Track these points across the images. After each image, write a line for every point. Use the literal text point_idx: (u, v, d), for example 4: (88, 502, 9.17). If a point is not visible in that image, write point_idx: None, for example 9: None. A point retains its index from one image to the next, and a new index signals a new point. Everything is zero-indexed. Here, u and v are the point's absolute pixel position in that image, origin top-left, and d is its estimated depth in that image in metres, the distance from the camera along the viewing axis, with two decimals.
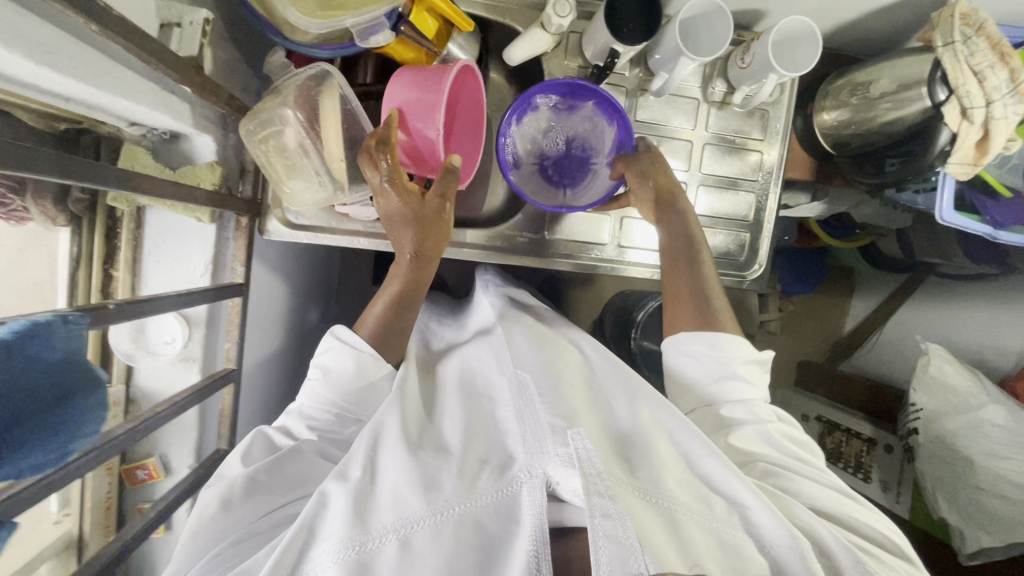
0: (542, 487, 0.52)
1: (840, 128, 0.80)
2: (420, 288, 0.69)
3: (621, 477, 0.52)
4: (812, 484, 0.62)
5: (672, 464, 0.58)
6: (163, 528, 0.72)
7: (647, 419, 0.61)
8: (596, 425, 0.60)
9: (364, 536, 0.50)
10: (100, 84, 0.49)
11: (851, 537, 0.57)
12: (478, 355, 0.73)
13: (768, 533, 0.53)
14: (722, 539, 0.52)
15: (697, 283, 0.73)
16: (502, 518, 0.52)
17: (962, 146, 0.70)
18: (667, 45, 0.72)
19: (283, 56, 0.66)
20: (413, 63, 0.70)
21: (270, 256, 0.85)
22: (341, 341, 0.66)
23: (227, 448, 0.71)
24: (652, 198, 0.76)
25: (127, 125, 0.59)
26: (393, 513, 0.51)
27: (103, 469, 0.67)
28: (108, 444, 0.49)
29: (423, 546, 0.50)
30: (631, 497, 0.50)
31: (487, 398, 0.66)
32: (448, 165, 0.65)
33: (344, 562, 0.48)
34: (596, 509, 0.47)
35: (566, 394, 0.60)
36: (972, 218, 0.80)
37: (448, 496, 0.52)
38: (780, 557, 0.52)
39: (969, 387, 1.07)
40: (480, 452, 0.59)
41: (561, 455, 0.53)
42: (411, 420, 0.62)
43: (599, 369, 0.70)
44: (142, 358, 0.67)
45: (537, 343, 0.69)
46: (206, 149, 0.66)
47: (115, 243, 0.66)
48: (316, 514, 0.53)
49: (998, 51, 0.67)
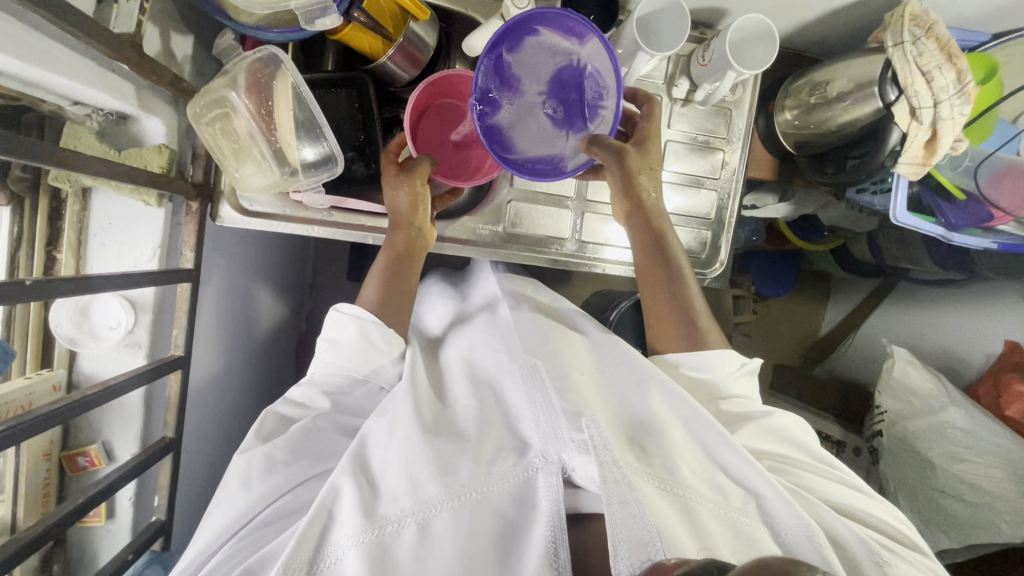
0: (558, 474, 0.55)
1: (800, 128, 0.80)
2: (404, 268, 0.71)
3: (636, 466, 0.55)
4: (823, 480, 0.66)
5: (687, 451, 0.61)
6: (103, 516, 0.71)
7: (660, 407, 0.63)
8: (609, 413, 0.63)
9: (381, 521, 0.53)
10: (33, 58, 0.48)
11: (870, 532, 0.61)
12: (485, 339, 0.71)
13: (783, 521, 0.57)
14: (737, 527, 0.56)
15: (677, 292, 0.74)
16: (519, 504, 0.55)
17: (912, 147, 0.72)
18: (625, 39, 0.73)
19: (233, 39, 0.67)
20: (368, 50, 0.69)
21: (231, 244, 0.84)
22: (347, 314, 0.65)
23: (174, 436, 0.70)
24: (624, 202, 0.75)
25: (70, 104, 0.58)
26: (411, 498, 0.54)
27: (40, 455, 0.67)
28: (35, 420, 0.49)
29: (441, 529, 0.52)
30: (647, 485, 0.54)
31: (500, 383, 0.67)
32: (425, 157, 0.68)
33: (364, 545, 0.51)
34: (613, 496, 0.49)
35: (577, 384, 0.63)
36: (927, 219, 0.81)
37: (465, 481, 0.55)
38: (795, 546, 0.56)
39: (930, 391, 1.07)
40: (495, 437, 0.61)
41: (576, 442, 0.55)
42: (427, 406, 0.64)
43: (608, 355, 0.71)
44: (85, 343, 0.66)
45: (543, 331, 0.72)
46: (155, 132, 0.65)
47: (58, 224, 0.65)
48: (332, 499, 0.55)
49: (946, 52, 0.69)
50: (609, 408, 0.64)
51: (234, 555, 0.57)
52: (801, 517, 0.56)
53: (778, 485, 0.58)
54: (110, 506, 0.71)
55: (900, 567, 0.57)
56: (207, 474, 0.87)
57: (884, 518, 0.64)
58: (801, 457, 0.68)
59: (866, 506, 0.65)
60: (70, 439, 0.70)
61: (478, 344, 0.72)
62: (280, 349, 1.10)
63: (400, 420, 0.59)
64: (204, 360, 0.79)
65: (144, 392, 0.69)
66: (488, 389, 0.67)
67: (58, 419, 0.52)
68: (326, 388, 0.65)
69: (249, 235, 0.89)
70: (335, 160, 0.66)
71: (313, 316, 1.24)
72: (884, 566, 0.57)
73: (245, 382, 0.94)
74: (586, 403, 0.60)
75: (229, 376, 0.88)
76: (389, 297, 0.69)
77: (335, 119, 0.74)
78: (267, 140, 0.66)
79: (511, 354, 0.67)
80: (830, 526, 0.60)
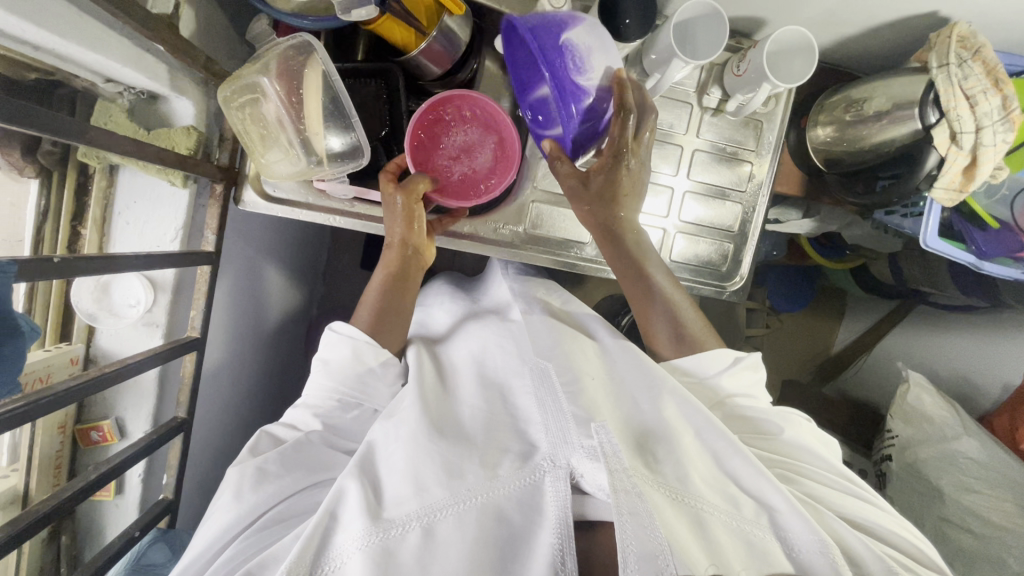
0: (566, 479, 0.55)
1: (832, 145, 0.78)
2: (404, 283, 0.70)
3: (645, 474, 0.54)
4: (844, 497, 0.65)
5: (699, 460, 0.60)
6: (112, 491, 0.71)
7: (672, 415, 0.62)
8: (619, 420, 0.62)
9: (386, 525, 0.52)
10: (70, 34, 0.48)
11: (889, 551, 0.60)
12: (499, 343, 0.71)
13: (796, 536, 0.56)
14: (749, 540, 0.55)
15: (667, 309, 0.74)
16: (525, 509, 0.55)
17: (949, 171, 0.70)
18: (662, 46, 0.72)
19: (267, 24, 0.67)
20: (401, 42, 0.69)
21: (251, 228, 0.84)
22: (341, 335, 0.65)
23: (186, 417, 0.70)
24: (602, 228, 0.72)
25: (103, 81, 0.58)
26: (417, 502, 0.54)
27: (55, 428, 0.67)
28: (56, 395, 0.49)
29: (446, 534, 0.52)
30: (658, 495, 0.53)
31: (510, 385, 0.67)
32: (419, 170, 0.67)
33: (369, 548, 0.51)
34: (623, 506, 0.48)
35: (588, 389, 0.62)
36: (957, 246, 0.79)
37: (471, 486, 0.55)
38: (808, 560, 0.55)
39: (945, 417, 1.05)
40: (502, 441, 0.60)
41: (586, 447, 0.55)
42: (434, 404, 0.64)
43: (620, 361, 0.71)
44: (105, 320, 0.67)
45: (555, 333, 0.71)
46: (184, 113, 0.65)
47: (84, 199, 0.65)
48: (337, 501, 0.55)
49: (992, 76, 0.67)
50: (618, 414, 0.63)
51: (234, 557, 0.57)
52: (815, 532, 0.55)
53: (793, 498, 0.57)
54: (119, 482, 0.71)
55: None
56: (215, 456, 0.87)
57: (895, 531, 0.63)
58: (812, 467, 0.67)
59: (879, 520, 0.63)
60: (84, 413, 0.70)
61: (491, 345, 0.71)
62: (292, 335, 1.10)
63: (408, 421, 0.59)
64: (216, 344, 0.79)
65: (159, 371, 0.70)
66: (496, 391, 0.67)
67: (74, 396, 0.52)
68: (341, 385, 0.65)
69: (268, 221, 0.89)
70: (359, 152, 0.65)
71: (325, 303, 1.24)
72: None
73: (256, 366, 0.95)
74: (597, 410, 0.59)
75: (241, 358, 0.89)
76: (385, 317, 0.68)
77: (364, 109, 0.74)
78: (296, 128, 0.65)
79: (523, 358, 0.67)
80: (842, 539, 0.59)
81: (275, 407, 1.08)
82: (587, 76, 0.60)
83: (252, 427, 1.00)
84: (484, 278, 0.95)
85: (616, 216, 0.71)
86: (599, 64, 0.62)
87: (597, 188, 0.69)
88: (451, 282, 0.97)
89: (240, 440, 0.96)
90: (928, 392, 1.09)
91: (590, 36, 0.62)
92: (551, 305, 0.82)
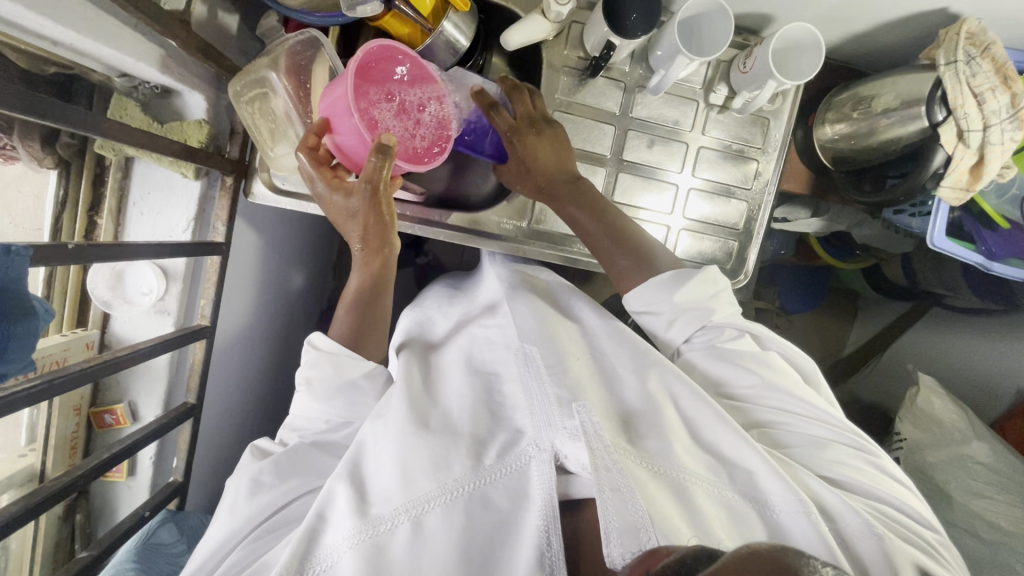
0: (551, 461, 0.56)
1: (841, 142, 0.77)
2: (381, 286, 0.69)
3: (626, 449, 0.56)
4: (829, 449, 0.63)
5: (681, 432, 0.62)
6: (125, 473, 0.74)
7: (655, 388, 0.65)
8: (603, 402, 0.64)
9: (375, 521, 0.54)
10: (88, 30, 0.50)
11: (878, 509, 0.59)
12: (486, 333, 0.74)
13: (777, 498, 0.56)
14: (731, 506, 0.56)
15: (641, 262, 0.73)
16: (512, 495, 0.57)
17: (956, 170, 0.70)
18: (666, 43, 0.72)
19: (276, 20, 0.69)
20: (407, 39, 0.70)
21: (262, 221, 0.86)
22: (320, 350, 0.66)
23: (196, 403, 0.73)
24: (536, 188, 0.76)
25: (119, 76, 0.60)
26: (404, 496, 0.56)
27: (71, 410, 0.70)
28: (70, 375, 0.51)
29: (434, 527, 0.54)
30: (638, 469, 0.55)
31: (498, 374, 0.69)
32: (381, 144, 0.58)
33: (359, 546, 0.53)
34: (606, 484, 0.50)
35: (572, 369, 0.66)
36: (965, 246, 0.78)
37: (457, 476, 0.57)
38: (788, 522, 0.54)
39: (955, 421, 1.03)
40: (485, 428, 0.63)
41: (569, 428, 0.57)
42: (419, 396, 0.66)
43: (603, 343, 0.73)
44: (119, 307, 0.69)
45: (541, 318, 0.73)
46: (196, 106, 0.67)
47: (100, 190, 0.68)
48: (326, 503, 0.58)
49: (1001, 74, 0.67)
50: (600, 397, 0.64)
51: (240, 562, 0.60)
52: (794, 491, 0.55)
53: (771, 459, 0.57)
54: (131, 463, 0.74)
55: (901, 543, 0.55)
56: (224, 442, 0.90)
57: (875, 485, 0.61)
58: (786, 417, 0.65)
59: (857, 475, 0.62)
60: (99, 397, 0.73)
61: (479, 338, 0.74)
62: (303, 327, 1.12)
63: (395, 418, 0.62)
64: (225, 334, 0.81)
65: (169, 358, 0.72)
66: (485, 379, 0.69)
67: (89, 378, 0.54)
68: (338, 372, 0.66)
69: (279, 214, 0.91)
70: None
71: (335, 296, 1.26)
72: (884, 539, 0.55)
73: (266, 356, 0.97)
74: (580, 390, 0.63)
75: (251, 348, 0.91)
76: (362, 326, 0.69)
77: None
78: (304, 121, 0.67)
79: (509, 345, 0.70)
80: (817, 495, 0.58)
81: (284, 396, 1.10)
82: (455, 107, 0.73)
83: (261, 416, 1.02)
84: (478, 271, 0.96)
85: (547, 176, 0.75)
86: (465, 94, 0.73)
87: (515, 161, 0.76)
88: (449, 284, 0.96)
89: (248, 428, 0.98)
90: (938, 395, 1.07)
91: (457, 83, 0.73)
92: (533, 280, 0.83)
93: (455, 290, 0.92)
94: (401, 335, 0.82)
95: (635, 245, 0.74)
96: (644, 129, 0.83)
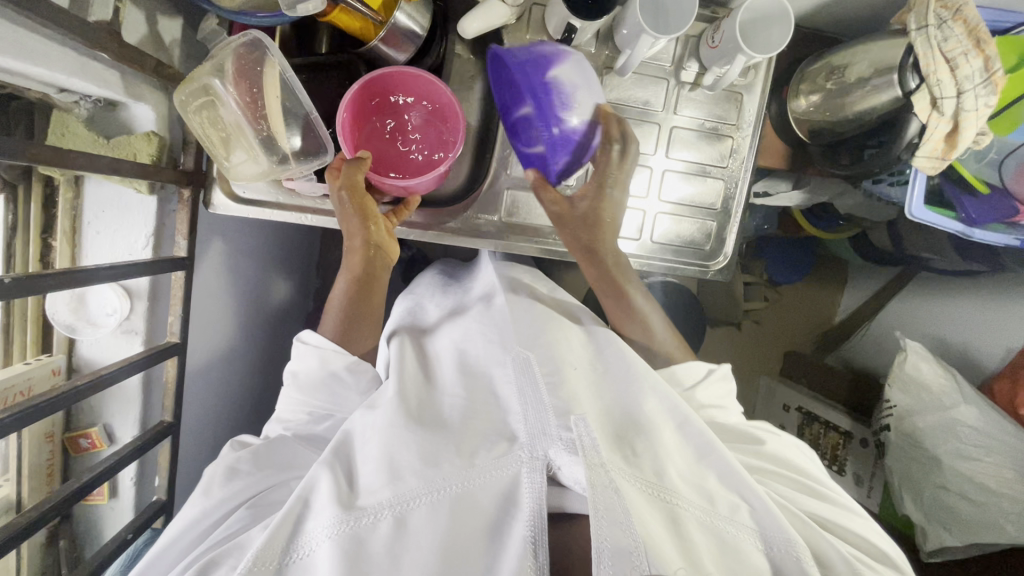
0: (543, 470, 0.56)
1: (816, 114, 0.75)
2: (369, 287, 0.71)
3: (622, 466, 0.56)
4: (813, 499, 0.65)
5: (677, 454, 0.61)
6: (106, 495, 0.74)
7: (653, 407, 0.64)
8: (601, 411, 0.63)
9: (358, 513, 0.54)
10: (9, 49, 0.48)
11: (855, 551, 0.61)
12: (479, 329, 0.73)
13: (769, 532, 0.56)
14: (721, 536, 0.55)
15: (633, 315, 0.78)
16: (500, 499, 0.56)
17: (931, 138, 0.68)
18: (630, 21, 0.70)
19: (215, 22, 0.65)
20: (359, 33, 0.68)
21: (229, 228, 0.83)
22: (308, 345, 0.67)
23: (172, 421, 0.71)
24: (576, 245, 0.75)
25: (56, 92, 0.58)
26: (390, 491, 0.55)
27: (43, 437, 0.69)
28: (27, 411, 0.50)
29: (418, 524, 0.53)
30: (631, 487, 0.54)
31: (490, 375, 0.68)
32: (357, 153, 0.66)
33: (338, 537, 0.52)
34: (600, 501, 0.50)
35: (569, 379, 0.65)
36: (944, 214, 0.76)
37: (445, 474, 0.56)
38: (781, 561, 0.55)
39: (942, 386, 1.03)
40: (481, 429, 0.62)
41: (564, 440, 0.57)
42: (412, 396, 0.66)
43: (603, 352, 0.71)
44: (83, 330, 0.68)
45: (538, 323, 0.73)
46: (145, 119, 0.65)
47: (52, 211, 0.65)
48: (309, 489, 0.57)
49: (974, 36, 0.65)
50: (600, 406, 0.65)
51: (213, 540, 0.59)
52: (784, 529, 0.56)
53: (767, 498, 0.58)
54: (112, 486, 0.74)
55: None
56: (208, 455, 0.89)
57: (864, 536, 0.63)
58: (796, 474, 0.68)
59: (845, 519, 0.64)
60: (72, 421, 0.72)
61: (472, 333, 0.73)
62: (289, 332, 1.11)
63: (385, 412, 0.62)
64: (199, 348, 0.80)
65: (142, 379, 0.71)
66: (480, 380, 0.69)
67: (50, 410, 0.53)
68: (321, 371, 0.67)
69: (248, 221, 0.89)
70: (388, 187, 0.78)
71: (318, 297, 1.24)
72: None
73: (248, 365, 0.96)
74: (576, 401, 0.62)
75: (231, 358, 0.89)
76: (352, 326, 0.70)
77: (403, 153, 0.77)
78: (254, 128, 0.65)
79: (505, 346, 0.69)
80: (815, 540, 0.59)
81: (275, 403, 1.09)
82: (571, 115, 0.68)
83: (250, 425, 1.02)
84: (472, 266, 0.96)
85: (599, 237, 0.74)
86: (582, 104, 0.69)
87: (583, 211, 0.73)
88: (444, 270, 0.97)
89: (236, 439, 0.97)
90: (925, 361, 1.06)
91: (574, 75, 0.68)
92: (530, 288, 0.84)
93: (449, 278, 0.93)
94: (394, 322, 0.83)
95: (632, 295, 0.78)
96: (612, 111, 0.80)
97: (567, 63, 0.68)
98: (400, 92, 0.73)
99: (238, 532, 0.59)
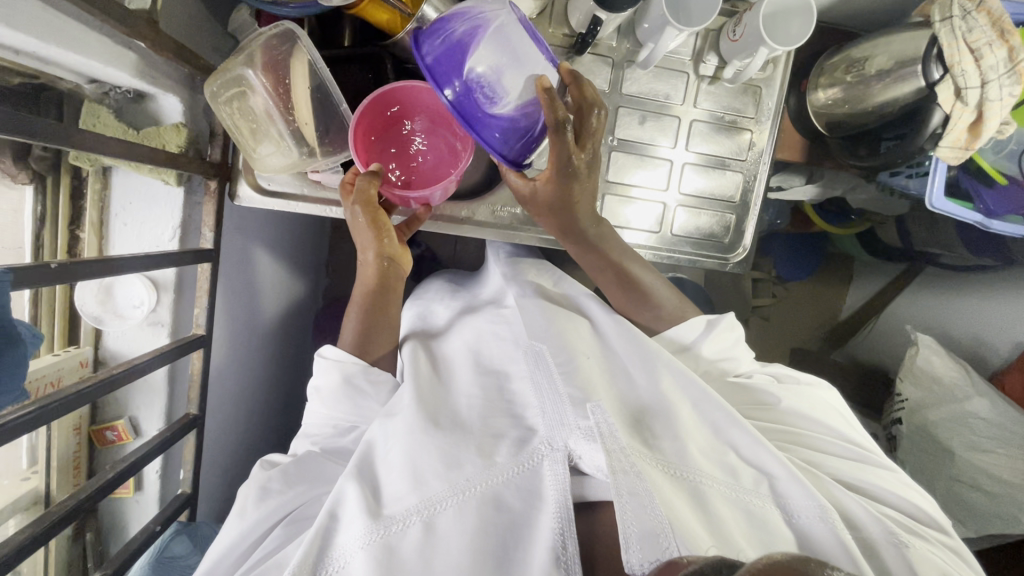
0: (565, 461, 0.56)
1: (835, 107, 0.76)
2: (385, 296, 0.70)
3: (643, 452, 0.56)
4: (835, 457, 0.67)
5: (698, 433, 0.61)
6: (132, 488, 0.74)
7: (669, 388, 0.64)
8: (615, 398, 0.63)
9: (387, 522, 0.54)
10: (50, 36, 0.48)
11: (886, 510, 0.62)
12: (493, 328, 0.74)
13: (796, 502, 0.57)
14: (748, 510, 0.56)
15: (642, 296, 0.78)
16: (524, 494, 0.56)
17: (955, 129, 0.68)
18: (654, 15, 0.70)
19: (247, 14, 0.68)
20: (387, 25, 0.68)
21: (248, 223, 0.83)
22: (329, 359, 0.67)
23: (197, 414, 0.71)
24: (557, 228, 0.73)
25: (87, 82, 0.58)
26: (416, 496, 0.56)
27: (70, 429, 0.69)
28: (64, 397, 0.50)
29: (447, 527, 0.54)
30: (653, 470, 0.55)
31: (507, 372, 0.69)
32: (370, 167, 0.65)
33: (370, 546, 0.53)
34: (622, 487, 0.50)
35: (584, 368, 0.64)
36: (963, 205, 0.77)
37: (469, 476, 0.56)
38: (810, 529, 0.56)
39: (955, 378, 1.03)
40: (498, 428, 0.62)
41: (583, 429, 0.56)
42: (427, 395, 0.66)
43: (612, 338, 0.72)
44: (110, 322, 0.67)
45: (549, 315, 0.70)
46: (172, 110, 0.65)
47: (80, 203, 0.65)
48: (336, 502, 0.57)
49: (997, 27, 0.67)
50: (614, 392, 0.65)
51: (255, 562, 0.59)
52: (814, 498, 0.56)
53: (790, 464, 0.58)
54: (137, 480, 0.73)
55: (920, 547, 0.57)
56: (228, 450, 0.89)
57: (892, 490, 0.64)
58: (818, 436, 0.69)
59: (871, 478, 0.65)
60: (99, 414, 0.72)
61: (484, 332, 0.74)
62: (302, 329, 1.11)
63: (404, 416, 0.62)
64: (219, 342, 0.80)
65: (167, 370, 0.71)
66: (493, 377, 0.69)
67: (85, 398, 0.53)
68: (341, 383, 0.67)
69: (266, 216, 0.89)
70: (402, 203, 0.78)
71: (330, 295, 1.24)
72: (903, 547, 0.57)
73: (264, 361, 0.96)
74: (592, 388, 0.61)
75: (248, 353, 0.89)
76: (368, 336, 0.70)
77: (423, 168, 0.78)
78: (285, 120, 0.64)
79: (518, 342, 0.70)
80: (841, 504, 0.60)
81: (288, 399, 1.09)
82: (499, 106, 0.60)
83: (266, 421, 1.01)
84: (481, 272, 0.95)
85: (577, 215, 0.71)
86: (512, 83, 0.59)
87: (546, 198, 0.68)
88: (450, 279, 0.96)
89: (253, 434, 0.97)
90: (937, 354, 1.07)
91: (493, 53, 0.59)
92: (545, 287, 0.81)
93: (457, 285, 0.92)
94: (406, 328, 0.83)
95: (637, 279, 0.78)
96: (631, 104, 0.81)
97: (483, 41, 0.59)
98: (416, 105, 0.72)
99: (276, 551, 0.60)
